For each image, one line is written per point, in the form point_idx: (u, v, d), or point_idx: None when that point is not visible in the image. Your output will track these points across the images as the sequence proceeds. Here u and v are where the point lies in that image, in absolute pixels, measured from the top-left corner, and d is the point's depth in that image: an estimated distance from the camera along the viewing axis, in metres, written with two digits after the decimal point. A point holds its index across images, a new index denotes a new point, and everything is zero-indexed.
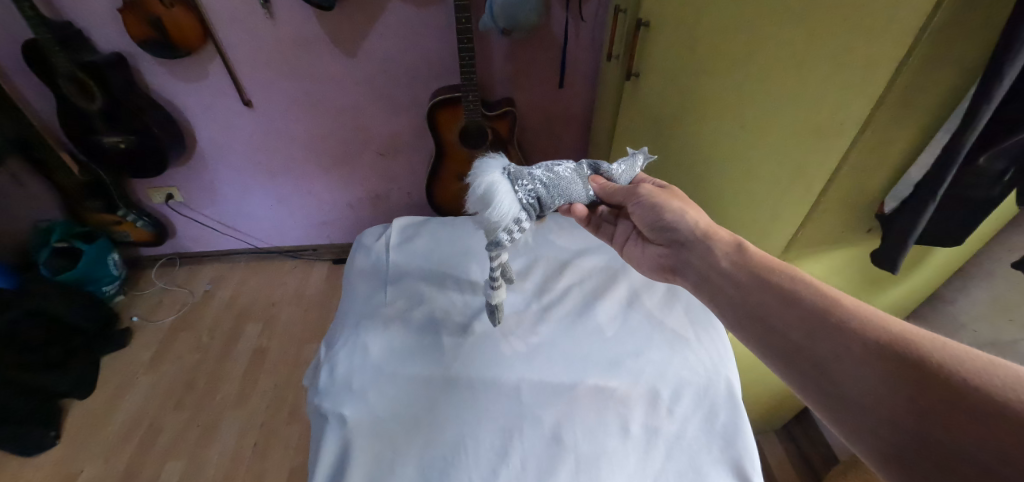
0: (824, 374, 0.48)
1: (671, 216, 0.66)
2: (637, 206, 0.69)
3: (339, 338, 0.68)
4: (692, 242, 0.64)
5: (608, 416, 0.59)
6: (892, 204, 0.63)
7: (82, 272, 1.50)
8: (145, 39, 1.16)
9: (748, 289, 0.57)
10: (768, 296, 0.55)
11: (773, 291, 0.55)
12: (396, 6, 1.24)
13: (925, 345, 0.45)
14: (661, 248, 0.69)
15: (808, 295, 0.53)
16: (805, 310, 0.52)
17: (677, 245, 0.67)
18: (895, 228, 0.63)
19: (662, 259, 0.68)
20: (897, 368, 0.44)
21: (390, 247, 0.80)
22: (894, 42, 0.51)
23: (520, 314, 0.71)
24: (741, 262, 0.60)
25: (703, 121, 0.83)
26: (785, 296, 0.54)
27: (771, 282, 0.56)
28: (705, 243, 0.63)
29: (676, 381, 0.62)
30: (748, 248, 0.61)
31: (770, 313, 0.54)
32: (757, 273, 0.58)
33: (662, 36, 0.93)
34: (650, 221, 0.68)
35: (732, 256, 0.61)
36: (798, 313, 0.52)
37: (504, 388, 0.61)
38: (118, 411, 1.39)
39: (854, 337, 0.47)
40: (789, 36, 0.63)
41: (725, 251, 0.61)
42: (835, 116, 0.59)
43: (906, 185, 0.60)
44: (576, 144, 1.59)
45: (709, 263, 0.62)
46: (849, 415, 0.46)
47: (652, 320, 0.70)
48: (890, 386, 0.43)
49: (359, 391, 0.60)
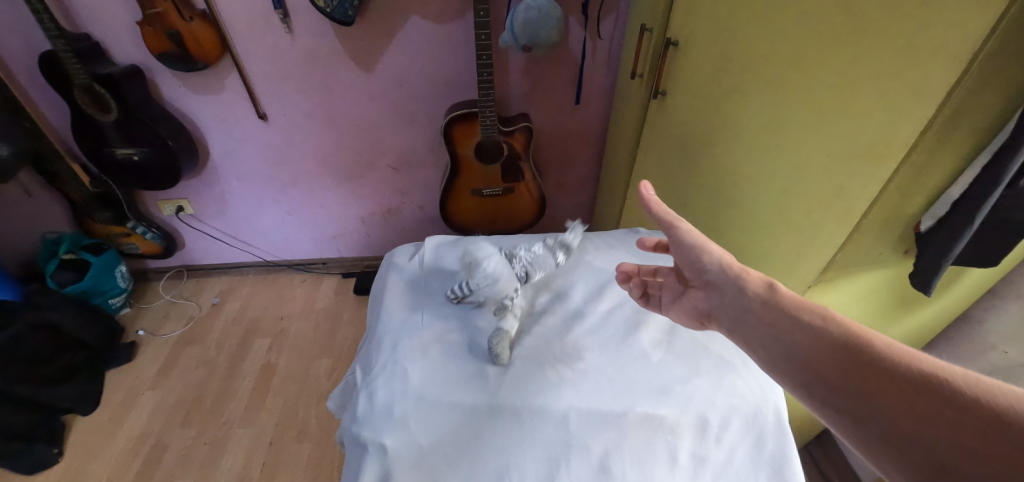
0: (841, 397, 0.44)
1: (708, 254, 0.60)
2: (671, 242, 0.63)
3: (378, 363, 0.65)
4: (725, 287, 0.58)
5: (655, 444, 0.57)
6: (929, 222, 0.61)
7: (88, 284, 1.48)
8: (163, 53, 1.14)
9: (757, 315, 0.54)
10: (775, 315, 0.53)
11: (786, 317, 0.51)
12: (415, 22, 1.24)
13: (952, 372, 0.41)
14: (698, 293, 0.62)
15: (820, 318, 0.50)
16: (815, 331, 0.49)
17: (712, 291, 0.60)
18: (933, 249, 0.61)
19: (699, 306, 0.62)
20: (922, 393, 0.41)
21: (425, 269, 0.78)
22: (945, 69, 0.50)
23: (562, 336, 0.69)
24: (771, 303, 0.54)
25: (738, 140, 0.83)
26: (800, 323, 0.50)
27: (783, 308, 0.52)
28: (732, 283, 0.57)
29: (725, 408, 0.60)
30: (783, 290, 0.54)
31: (788, 339, 0.50)
32: (770, 297, 0.54)
33: (692, 56, 0.94)
34: (686, 258, 0.62)
35: (763, 298, 0.54)
36: (807, 335, 0.49)
37: (551, 415, 0.59)
38: (123, 426, 1.36)
39: (873, 360, 0.44)
40: (833, 60, 0.62)
41: (757, 293, 0.55)
42: (879, 138, 0.58)
43: (946, 202, 0.58)
44: (591, 160, 1.59)
45: (739, 302, 0.56)
46: (873, 440, 0.42)
47: (696, 346, 0.67)
48: (916, 412, 0.40)
49: (401, 419, 0.58)
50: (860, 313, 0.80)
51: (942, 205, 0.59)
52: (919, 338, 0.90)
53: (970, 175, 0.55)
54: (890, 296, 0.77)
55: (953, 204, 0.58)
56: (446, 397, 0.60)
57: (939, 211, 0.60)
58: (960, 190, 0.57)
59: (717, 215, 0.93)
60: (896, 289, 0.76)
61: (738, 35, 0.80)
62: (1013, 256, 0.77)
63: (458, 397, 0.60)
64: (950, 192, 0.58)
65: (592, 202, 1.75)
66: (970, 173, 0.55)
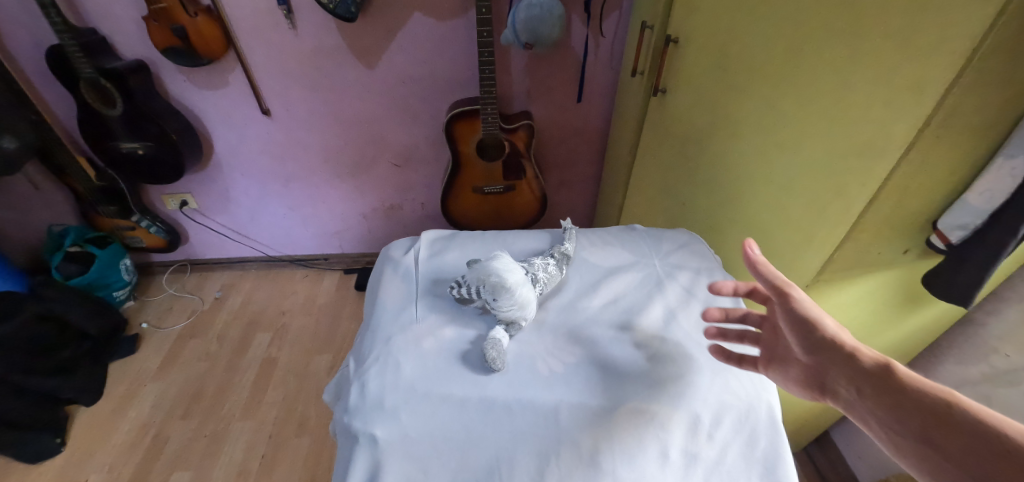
0: None
1: (817, 326, 0.49)
2: (779, 309, 0.52)
3: (368, 354, 0.61)
4: (824, 354, 0.48)
5: (647, 441, 0.53)
6: (959, 234, 0.59)
7: (93, 277, 1.49)
8: (167, 47, 1.16)
9: (844, 383, 0.46)
10: (863, 384, 0.44)
11: (892, 394, 0.42)
12: (418, 19, 1.25)
13: None
14: (798, 366, 0.51)
15: (916, 388, 0.41)
16: (911, 403, 0.41)
17: (813, 365, 0.49)
18: (969, 262, 0.59)
19: (800, 379, 0.51)
20: None
21: (419, 261, 0.73)
22: (944, 64, 0.50)
23: (553, 327, 0.64)
24: (881, 383, 0.43)
25: (738, 138, 0.83)
26: (915, 406, 0.41)
27: (888, 381, 0.43)
28: (838, 363, 0.46)
29: (718, 405, 0.56)
30: (899, 368, 0.43)
31: (897, 419, 0.41)
32: (874, 372, 0.44)
33: (692, 53, 0.94)
34: (790, 325, 0.51)
35: (870, 373, 0.44)
36: (923, 416, 0.40)
37: (541, 409, 0.54)
38: (125, 418, 1.37)
39: (989, 440, 0.36)
40: (832, 57, 0.62)
41: (868, 370, 0.45)
42: (879, 136, 0.58)
43: (975, 212, 0.56)
44: (593, 159, 1.59)
45: (841, 376, 0.46)
46: None
47: (691, 340, 0.62)
48: None
49: (391, 410, 0.54)
50: (859, 313, 0.79)
51: (972, 216, 0.57)
52: (921, 340, 0.89)
53: (995, 182, 0.53)
54: (891, 297, 0.76)
55: (977, 210, 0.56)
56: (434, 389, 0.55)
57: (973, 223, 0.57)
58: (986, 198, 0.55)
59: (717, 214, 0.93)
60: (895, 290, 0.75)
61: (737, 32, 0.79)
62: (1015, 257, 0.77)
63: (447, 389, 0.56)
64: (979, 204, 0.56)
65: (593, 201, 1.74)
66: (993, 179, 0.54)
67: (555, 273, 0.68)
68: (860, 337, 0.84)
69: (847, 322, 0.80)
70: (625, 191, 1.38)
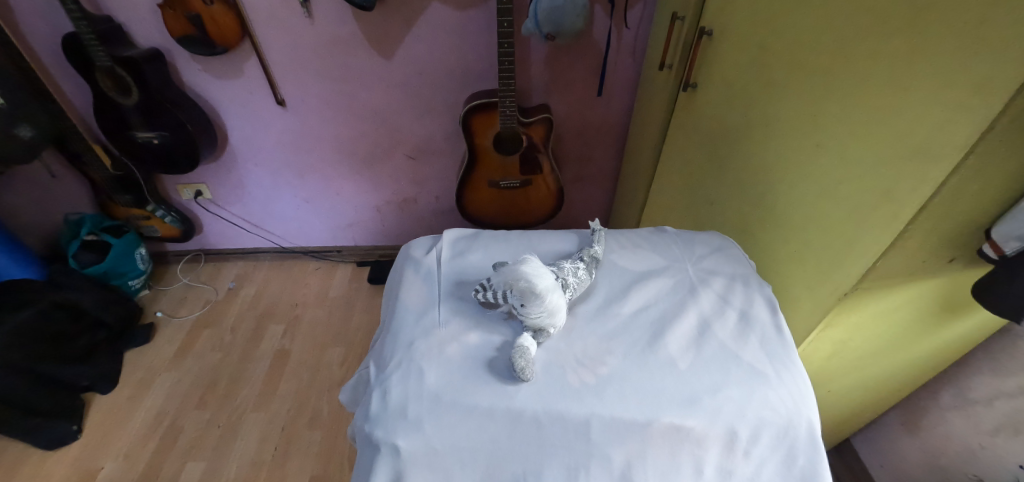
0: None
1: None
2: None
3: (390, 357, 0.59)
4: None
5: (680, 457, 0.51)
6: (1015, 244, 0.55)
7: (108, 266, 1.49)
8: (183, 35, 1.13)
9: None
10: None
11: None
12: (436, 8, 1.21)
13: None
14: None
15: None
16: None
17: None
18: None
19: None
20: None
21: (442, 261, 0.71)
22: (1013, 63, 0.46)
23: (582, 335, 0.61)
24: None
25: (775, 137, 0.79)
26: None
27: None
28: None
29: (756, 421, 0.53)
30: None
31: None
32: None
33: (727, 47, 0.90)
34: None
35: None
36: None
37: (571, 422, 0.52)
38: (141, 407, 1.38)
39: None
40: (883, 54, 0.58)
41: None
42: (933, 139, 0.54)
43: None
44: (611, 153, 1.55)
45: None
46: None
47: (727, 351, 0.59)
48: None
49: (414, 419, 0.52)
50: (896, 322, 0.75)
51: None
52: (957, 350, 0.85)
53: None
54: (932, 305, 0.72)
55: None
56: (459, 398, 0.53)
57: None
58: None
59: (748, 215, 0.89)
60: (934, 301, 0.72)
61: (780, 25, 0.75)
62: None
63: (472, 399, 0.53)
64: None
65: (610, 196, 1.71)
66: None
67: (585, 277, 0.65)
68: (894, 347, 0.80)
69: (881, 332, 0.77)
70: (647, 187, 1.34)
